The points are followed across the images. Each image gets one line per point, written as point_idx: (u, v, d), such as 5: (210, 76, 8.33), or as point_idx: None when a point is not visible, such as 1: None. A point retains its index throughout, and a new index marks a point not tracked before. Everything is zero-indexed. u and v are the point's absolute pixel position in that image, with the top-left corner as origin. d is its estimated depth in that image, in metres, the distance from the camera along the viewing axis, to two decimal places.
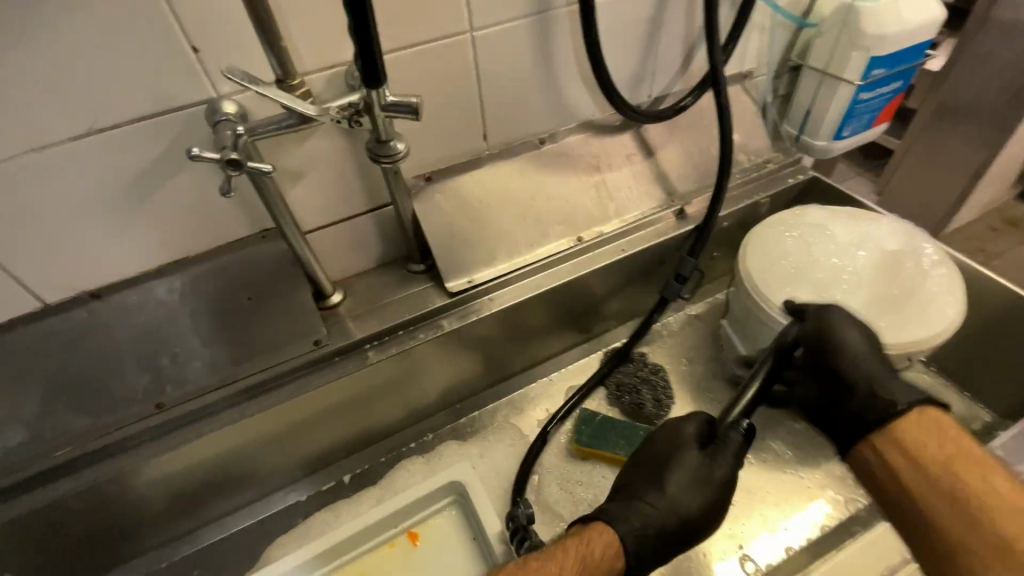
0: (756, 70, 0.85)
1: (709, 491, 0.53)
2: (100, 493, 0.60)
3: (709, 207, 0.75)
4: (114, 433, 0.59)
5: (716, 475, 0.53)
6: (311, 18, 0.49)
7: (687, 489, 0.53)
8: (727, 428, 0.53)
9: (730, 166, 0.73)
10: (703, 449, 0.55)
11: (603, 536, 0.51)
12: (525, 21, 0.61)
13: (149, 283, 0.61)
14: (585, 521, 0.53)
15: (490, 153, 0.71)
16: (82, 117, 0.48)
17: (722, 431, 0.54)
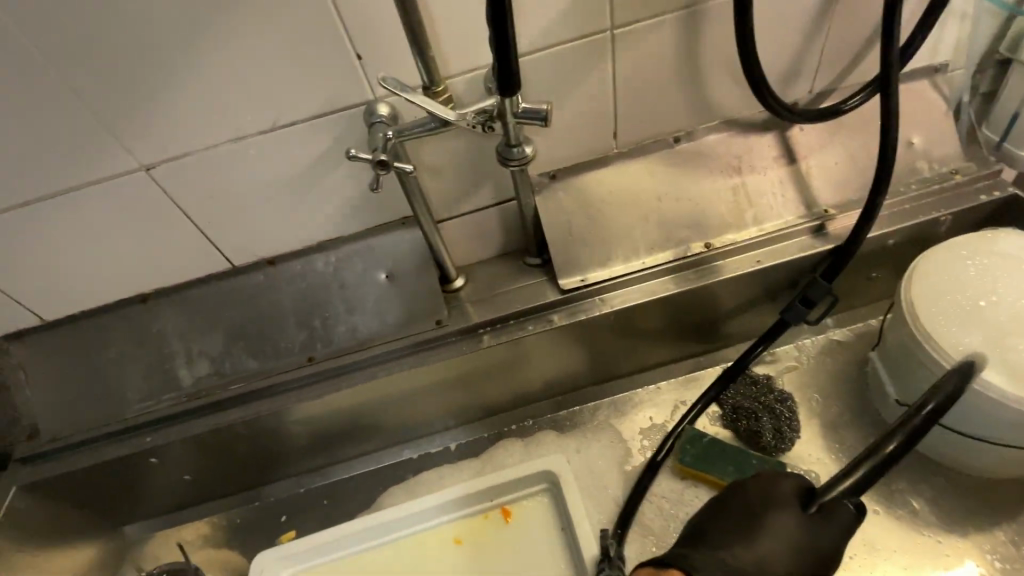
0: (954, 61, 0.71)
1: (807, 561, 0.45)
2: (263, 423, 0.73)
3: (858, 224, 0.65)
4: (274, 376, 0.71)
5: (817, 545, 0.45)
6: (459, 25, 0.52)
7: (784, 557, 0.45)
8: (833, 500, 0.47)
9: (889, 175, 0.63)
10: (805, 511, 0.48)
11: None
12: (670, 17, 0.58)
13: (309, 256, 0.72)
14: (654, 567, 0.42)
15: (618, 152, 0.70)
16: (270, 115, 0.57)
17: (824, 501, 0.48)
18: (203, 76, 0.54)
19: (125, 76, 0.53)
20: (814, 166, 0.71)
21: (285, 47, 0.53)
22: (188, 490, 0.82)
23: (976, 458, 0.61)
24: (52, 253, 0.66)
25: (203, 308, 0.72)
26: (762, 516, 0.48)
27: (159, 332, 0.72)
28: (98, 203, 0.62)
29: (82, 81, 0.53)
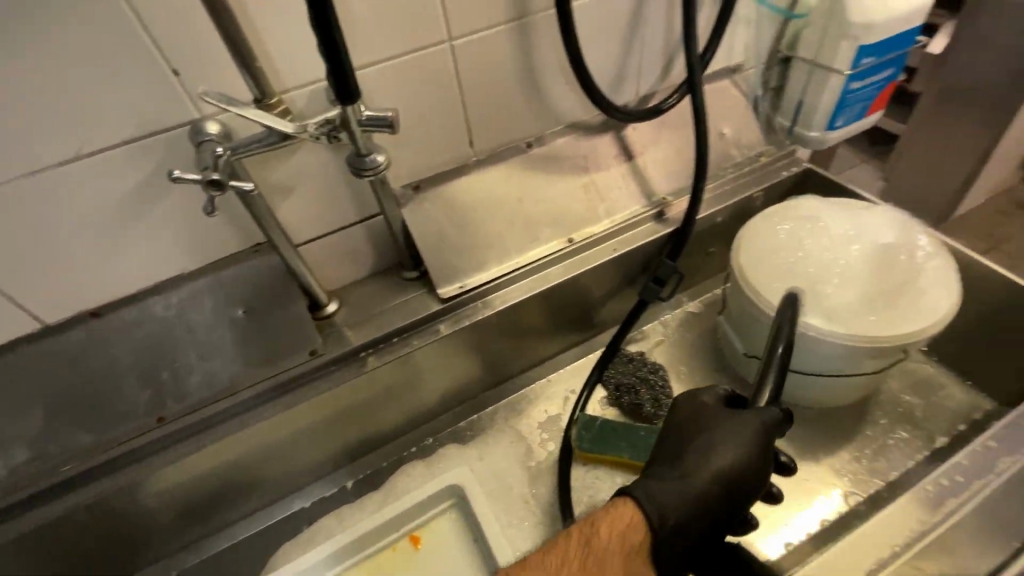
0: (744, 63, 0.85)
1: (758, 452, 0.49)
2: (108, 506, 0.62)
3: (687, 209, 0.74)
4: (117, 447, 0.60)
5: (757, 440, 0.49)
6: (290, 38, 0.50)
7: (726, 449, 0.49)
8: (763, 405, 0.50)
9: (707, 165, 0.72)
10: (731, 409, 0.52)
11: (627, 518, 0.48)
12: (504, 27, 0.61)
13: (146, 300, 0.63)
14: (616, 497, 0.50)
15: (477, 159, 0.71)
16: (69, 141, 0.49)
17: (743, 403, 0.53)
18: None
19: None
20: (651, 159, 0.80)
21: (75, 62, 0.45)
22: None
23: (809, 391, 0.72)
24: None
25: (7, 382, 0.59)
26: (692, 431, 0.53)
27: None
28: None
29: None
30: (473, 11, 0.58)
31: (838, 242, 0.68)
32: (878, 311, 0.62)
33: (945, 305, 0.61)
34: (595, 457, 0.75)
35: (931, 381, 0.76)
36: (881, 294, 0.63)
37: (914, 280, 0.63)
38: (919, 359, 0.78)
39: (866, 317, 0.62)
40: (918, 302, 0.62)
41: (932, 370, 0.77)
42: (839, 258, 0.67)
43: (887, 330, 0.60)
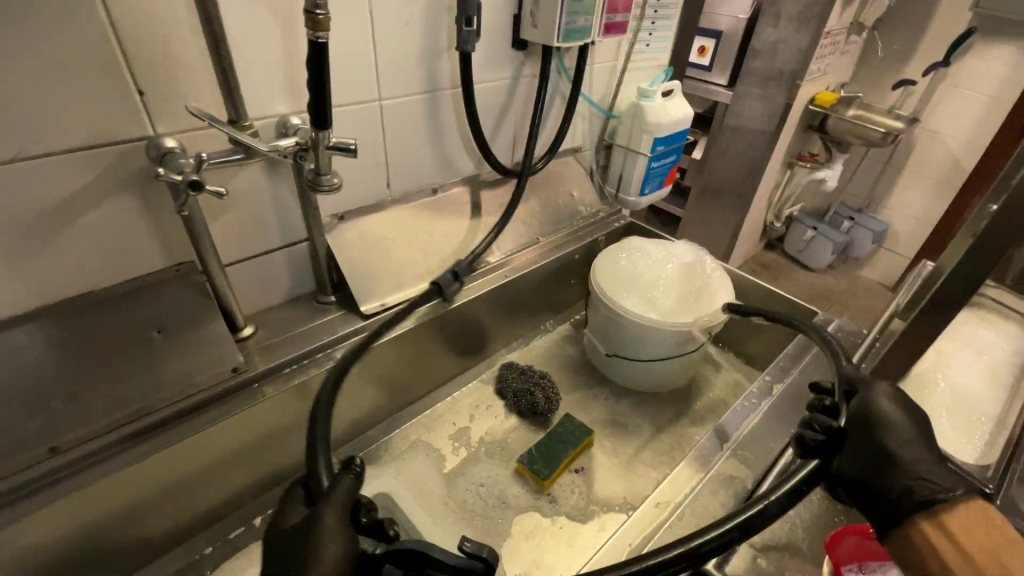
0: (582, 146, 1.14)
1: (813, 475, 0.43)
2: None
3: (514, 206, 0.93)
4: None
5: None
6: (255, 79, 0.60)
7: None
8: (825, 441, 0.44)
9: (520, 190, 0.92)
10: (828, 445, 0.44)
11: (948, 539, 0.38)
12: (420, 97, 0.78)
13: (47, 319, 0.60)
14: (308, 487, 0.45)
15: (392, 199, 0.84)
16: (10, 145, 0.50)
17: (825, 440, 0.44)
18: None
19: None
20: (524, 209, 1.02)
21: (42, 71, 0.49)
22: None
23: (654, 375, 0.95)
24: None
25: None
26: None
27: None
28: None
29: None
30: (398, 81, 0.74)
31: (659, 262, 0.95)
32: (689, 306, 0.89)
33: (727, 298, 0.89)
34: (557, 475, 0.82)
35: (728, 365, 1.06)
36: (688, 295, 0.90)
37: (708, 284, 0.92)
38: (719, 352, 1.08)
39: (681, 311, 0.88)
40: (711, 298, 0.90)
41: (727, 358, 1.07)
42: (662, 273, 0.94)
43: (699, 318, 0.87)
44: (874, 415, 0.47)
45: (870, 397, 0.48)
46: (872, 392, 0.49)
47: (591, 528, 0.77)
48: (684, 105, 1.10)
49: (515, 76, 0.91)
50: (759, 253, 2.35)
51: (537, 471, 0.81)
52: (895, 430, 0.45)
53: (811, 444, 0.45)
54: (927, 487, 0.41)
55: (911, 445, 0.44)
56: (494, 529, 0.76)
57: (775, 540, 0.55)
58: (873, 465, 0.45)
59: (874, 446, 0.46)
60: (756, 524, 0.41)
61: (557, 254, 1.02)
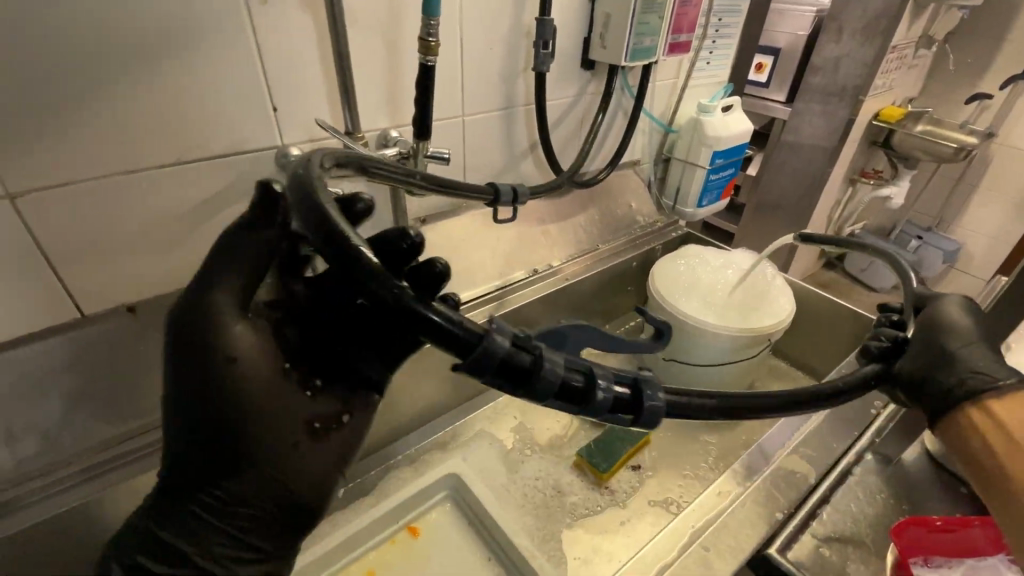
0: (642, 159, 1.18)
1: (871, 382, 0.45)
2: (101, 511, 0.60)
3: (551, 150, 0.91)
4: (127, 441, 0.63)
5: None
6: (364, 98, 0.69)
7: None
8: (880, 351, 0.46)
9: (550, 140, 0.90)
10: (884, 354, 0.46)
11: (994, 421, 0.41)
12: (498, 112, 0.86)
13: (184, 300, 0.69)
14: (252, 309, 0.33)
15: (467, 205, 0.92)
16: (175, 150, 0.61)
17: (881, 350, 0.46)
18: (105, 104, 0.55)
19: None
20: (584, 218, 1.08)
21: (206, 88, 0.60)
22: None
23: (712, 381, 0.97)
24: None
25: (28, 371, 0.59)
26: None
27: None
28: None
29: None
30: (480, 99, 0.82)
31: (717, 268, 0.98)
32: (749, 311, 0.91)
33: (787, 305, 0.91)
34: (614, 471, 0.85)
35: (785, 374, 1.06)
36: (749, 301, 0.93)
37: (767, 290, 0.94)
38: (776, 362, 1.09)
39: (742, 316, 0.90)
40: (771, 305, 0.92)
41: (785, 367, 1.08)
42: (721, 278, 0.96)
43: (759, 323, 0.89)
44: (938, 323, 0.46)
45: (936, 308, 0.47)
46: (940, 304, 0.47)
47: (650, 523, 0.80)
48: (744, 120, 1.13)
49: (580, 93, 0.97)
50: (817, 272, 2.29)
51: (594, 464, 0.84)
52: (959, 333, 0.44)
53: (874, 350, 0.46)
54: (981, 379, 0.42)
55: (973, 348, 0.43)
56: (555, 516, 0.80)
57: (839, 532, 0.57)
58: (929, 362, 0.44)
59: (930, 344, 0.45)
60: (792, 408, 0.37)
61: (617, 261, 1.07)
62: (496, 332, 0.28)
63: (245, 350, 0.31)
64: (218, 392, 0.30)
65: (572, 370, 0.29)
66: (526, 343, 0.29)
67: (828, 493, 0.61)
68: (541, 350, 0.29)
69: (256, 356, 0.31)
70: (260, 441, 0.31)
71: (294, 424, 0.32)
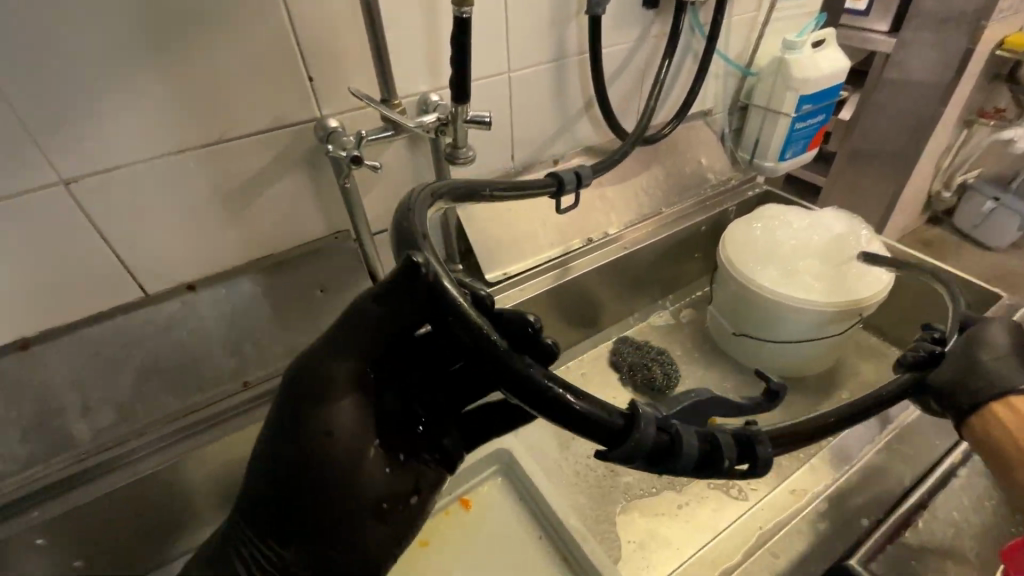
0: (714, 109, 1.05)
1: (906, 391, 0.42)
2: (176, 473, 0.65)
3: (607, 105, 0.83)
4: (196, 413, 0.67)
5: None
6: (401, 59, 0.65)
7: None
8: (913, 363, 0.43)
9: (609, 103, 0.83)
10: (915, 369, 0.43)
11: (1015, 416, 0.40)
12: (547, 66, 0.78)
13: (237, 278, 0.71)
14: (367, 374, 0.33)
15: (516, 170, 0.86)
16: (216, 128, 0.60)
17: (913, 361, 0.43)
18: (148, 87, 0.55)
19: (43, 86, 0.50)
20: (646, 179, 0.98)
21: (239, 60, 0.58)
22: None
23: (789, 359, 0.88)
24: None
25: (106, 346, 0.64)
26: None
27: (43, 384, 0.61)
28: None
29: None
30: (528, 51, 0.75)
31: (801, 232, 0.87)
32: (838, 282, 0.80)
33: (886, 275, 0.79)
34: None
35: (875, 350, 0.95)
36: (839, 270, 0.82)
37: (862, 258, 0.82)
38: (866, 335, 0.97)
39: (830, 288, 0.80)
40: (867, 275, 0.80)
41: (875, 342, 0.96)
42: (805, 244, 0.85)
43: (849, 296, 0.78)
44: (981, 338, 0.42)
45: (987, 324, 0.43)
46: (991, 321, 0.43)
47: (710, 508, 0.75)
48: (839, 56, 0.96)
49: (642, 37, 0.87)
50: (920, 228, 2.00)
51: None
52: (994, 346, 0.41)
53: (908, 360, 0.43)
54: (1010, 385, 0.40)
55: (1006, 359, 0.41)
56: (608, 496, 0.77)
57: (937, 544, 0.49)
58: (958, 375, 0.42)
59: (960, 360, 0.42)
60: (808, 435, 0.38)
61: (682, 227, 0.98)
62: (643, 421, 0.30)
63: (341, 423, 0.31)
64: (314, 460, 0.31)
65: (703, 442, 0.32)
66: (664, 423, 0.32)
67: (927, 498, 0.53)
68: (676, 430, 0.32)
69: (356, 429, 0.31)
70: (347, 517, 0.30)
71: (366, 506, 0.31)
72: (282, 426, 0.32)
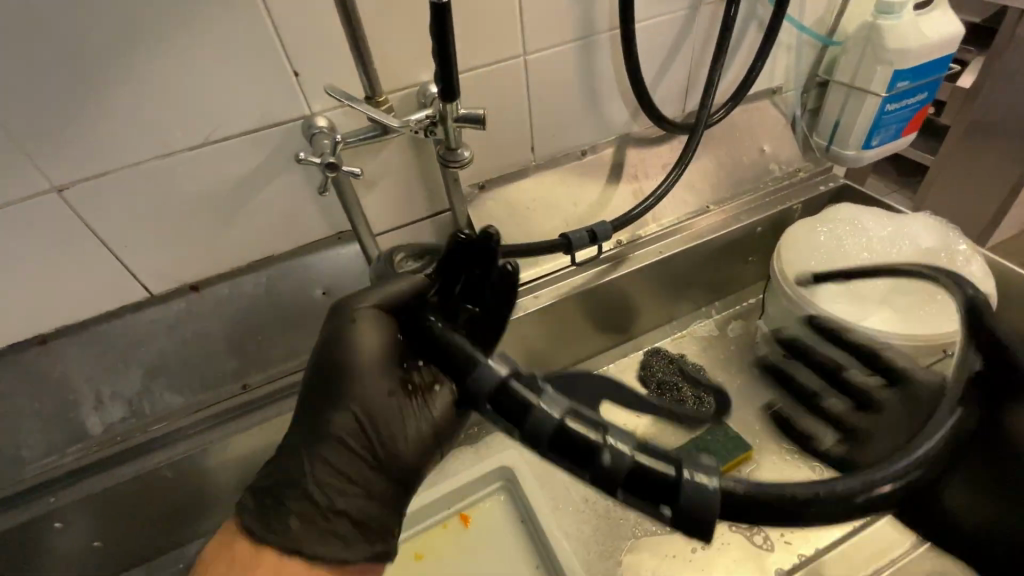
0: (784, 86, 0.89)
1: None
2: (181, 467, 0.67)
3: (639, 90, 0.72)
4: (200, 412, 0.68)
5: None
6: (395, 48, 0.58)
7: None
8: None
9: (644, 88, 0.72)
10: None
11: None
12: (571, 46, 0.69)
13: (240, 277, 0.69)
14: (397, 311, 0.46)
15: (536, 164, 0.78)
16: (201, 129, 0.57)
17: None
18: (129, 87, 0.52)
19: (24, 90, 0.49)
20: (694, 171, 0.86)
21: (216, 55, 0.54)
22: (94, 562, 0.70)
23: None
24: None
25: (114, 343, 0.65)
26: None
27: (58, 378, 0.63)
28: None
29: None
30: (546, 29, 0.66)
31: (875, 243, 0.73)
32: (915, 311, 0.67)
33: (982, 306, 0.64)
34: None
35: None
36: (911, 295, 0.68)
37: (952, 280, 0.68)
38: None
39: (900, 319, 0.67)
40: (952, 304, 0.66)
41: None
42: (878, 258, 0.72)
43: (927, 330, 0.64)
44: None
45: None
46: None
47: (730, 557, 0.67)
48: (950, 19, 0.77)
49: (693, 6, 0.74)
50: None
51: None
52: None
53: None
54: None
55: None
56: (616, 529, 0.71)
57: None
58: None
59: None
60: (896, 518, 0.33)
61: (734, 227, 0.85)
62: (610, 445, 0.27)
63: (363, 338, 0.46)
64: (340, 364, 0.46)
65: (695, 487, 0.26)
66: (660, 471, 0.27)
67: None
68: (678, 463, 0.27)
69: (371, 342, 0.46)
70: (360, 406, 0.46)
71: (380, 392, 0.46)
72: (319, 354, 0.48)
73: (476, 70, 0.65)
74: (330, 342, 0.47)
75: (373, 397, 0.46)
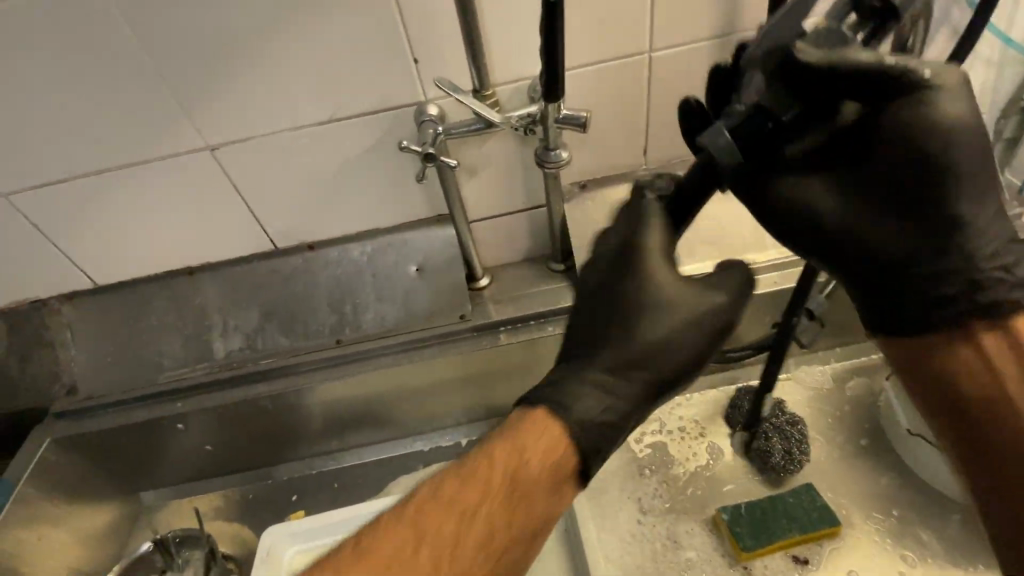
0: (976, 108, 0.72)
1: None
2: (276, 402, 0.76)
3: None
4: (294, 358, 0.75)
5: None
6: (511, 42, 0.57)
7: None
8: None
9: None
10: None
11: None
12: (705, 44, 0.62)
13: (348, 244, 0.76)
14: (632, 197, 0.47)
15: (647, 169, 0.73)
16: (329, 107, 0.62)
17: None
18: (271, 62, 0.58)
19: (197, 64, 0.58)
20: None
21: (348, 41, 0.58)
22: (206, 462, 0.83)
23: None
24: (95, 223, 0.69)
25: (243, 283, 0.76)
26: None
27: (199, 306, 0.76)
28: (148, 177, 0.66)
29: (151, 57, 0.57)
30: (678, 27, 0.60)
31: None
32: None
33: None
34: (762, 554, 0.65)
35: None
36: None
37: None
38: None
39: None
40: None
41: None
42: None
43: None
44: None
45: None
46: None
47: None
48: None
49: None
50: None
51: (743, 538, 0.65)
52: None
53: None
54: None
55: None
56: (663, 567, 0.67)
57: None
58: None
59: None
60: (861, 169, 0.39)
61: None
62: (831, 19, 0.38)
63: (651, 274, 0.45)
64: (619, 296, 0.45)
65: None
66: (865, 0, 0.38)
67: None
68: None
69: (663, 243, 0.44)
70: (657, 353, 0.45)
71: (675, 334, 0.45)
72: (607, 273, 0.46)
73: (594, 66, 0.63)
74: (627, 245, 0.45)
75: (676, 314, 0.45)
